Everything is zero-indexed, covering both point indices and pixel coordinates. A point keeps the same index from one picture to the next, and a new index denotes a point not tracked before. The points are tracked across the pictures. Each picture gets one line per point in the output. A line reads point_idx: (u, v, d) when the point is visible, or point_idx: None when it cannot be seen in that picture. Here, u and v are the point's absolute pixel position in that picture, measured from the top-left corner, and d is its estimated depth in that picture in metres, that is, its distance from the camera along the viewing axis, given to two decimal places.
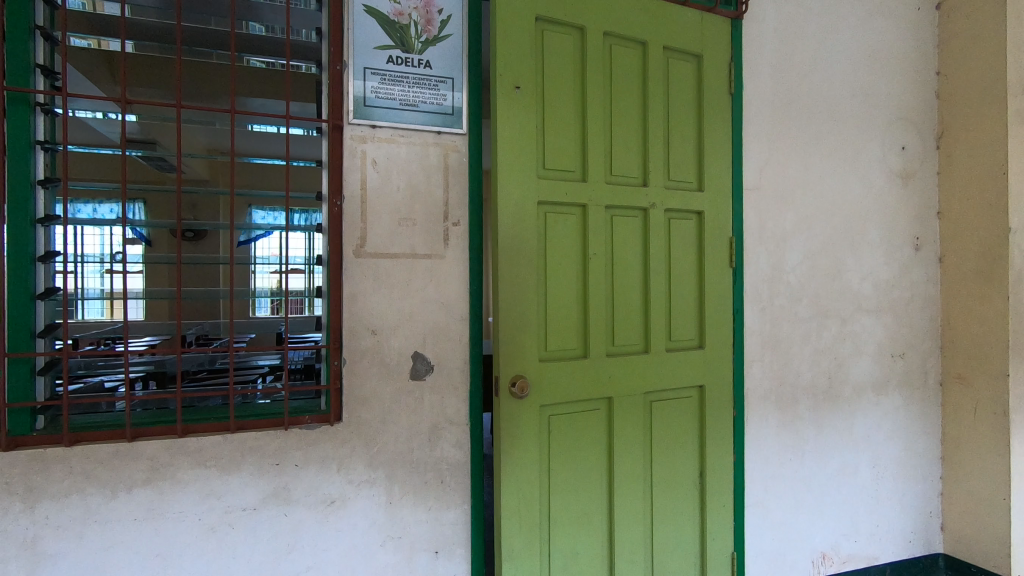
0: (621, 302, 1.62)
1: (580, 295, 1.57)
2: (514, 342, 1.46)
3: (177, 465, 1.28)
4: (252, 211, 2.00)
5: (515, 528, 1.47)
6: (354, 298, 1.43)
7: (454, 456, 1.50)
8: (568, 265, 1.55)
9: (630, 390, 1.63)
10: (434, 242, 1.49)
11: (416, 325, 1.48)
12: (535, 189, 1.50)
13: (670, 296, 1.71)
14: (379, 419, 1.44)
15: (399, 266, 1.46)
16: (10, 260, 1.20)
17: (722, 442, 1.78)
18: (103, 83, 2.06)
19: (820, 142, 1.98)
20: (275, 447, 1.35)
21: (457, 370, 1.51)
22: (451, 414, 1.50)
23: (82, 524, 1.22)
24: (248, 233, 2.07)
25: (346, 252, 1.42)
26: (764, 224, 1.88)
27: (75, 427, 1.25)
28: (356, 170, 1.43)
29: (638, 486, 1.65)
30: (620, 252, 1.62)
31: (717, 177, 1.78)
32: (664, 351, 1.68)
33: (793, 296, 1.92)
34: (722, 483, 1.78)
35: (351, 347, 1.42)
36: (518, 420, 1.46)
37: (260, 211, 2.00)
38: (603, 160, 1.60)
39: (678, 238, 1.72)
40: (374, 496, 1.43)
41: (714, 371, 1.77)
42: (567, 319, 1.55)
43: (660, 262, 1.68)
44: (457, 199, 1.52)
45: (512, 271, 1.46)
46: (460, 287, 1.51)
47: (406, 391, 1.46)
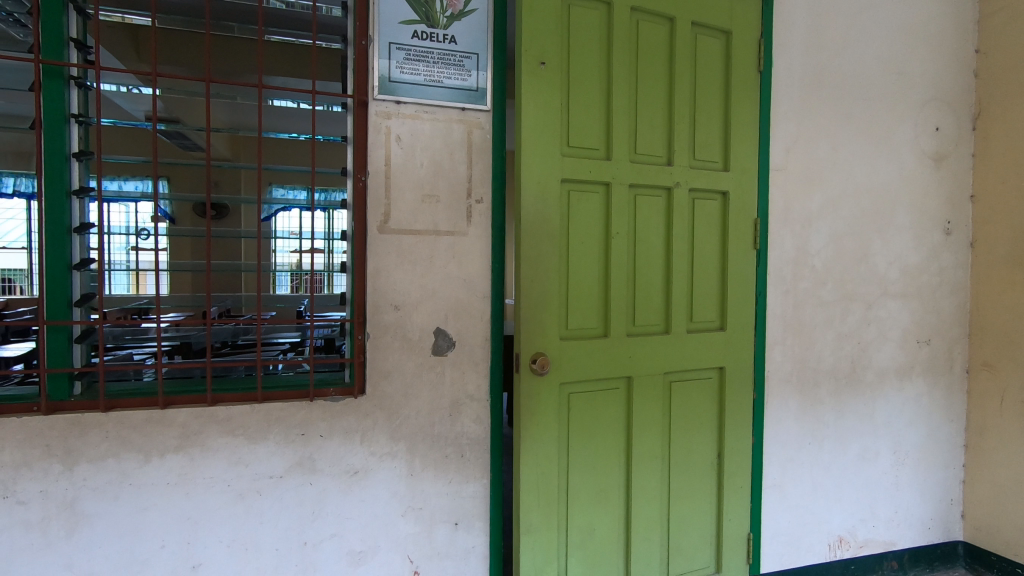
0: (643, 281, 1.62)
1: (602, 274, 1.57)
2: (535, 320, 1.47)
3: (207, 433, 1.32)
4: (273, 188, 2.01)
5: (534, 502, 1.49)
6: (377, 274, 1.44)
7: (475, 432, 1.53)
8: (590, 243, 1.54)
9: (650, 370, 1.63)
10: (457, 219, 1.50)
11: (439, 301, 1.49)
12: (558, 167, 1.49)
13: (693, 277, 1.69)
14: (401, 393, 1.46)
15: (422, 243, 1.47)
16: (47, 231, 1.24)
17: (741, 424, 1.78)
18: (128, 59, 2.08)
19: (851, 121, 1.93)
20: (301, 417, 1.38)
21: (478, 347, 1.52)
22: (471, 390, 1.52)
23: (118, 487, 1.27)
24: (269, 210, 2.09)
25: (370, 227, 1.43)
26: (789, 205, 1.85)
27: (110, 393, 1.29)
28: (380, 147, 1.44)
29: (655, 465, 1.66)
30: (643, 231, 1.61)
31: (743, 157, 1.75)
32: (684, 332, 1.68)
33: (818, 279, 1.89)
34: (740, 464, 1.78)
35: (374, 322, 1.44)
36: (539, 396, 1.48)
37: (282, 188, 2.01)
38: (628, 138, 1.59)
39: (701, 219, 1.70)
40: (396, 468, 1.46)
41: (735, 353, 1.76)
42: (589, 298, 1.55)
43: (683, 242, 1.67)
44: (480, 176, 1.51)
45: (535, 249, 1.46)
46: (482, 264, 1.52)
47: (427, 366, 1.48)
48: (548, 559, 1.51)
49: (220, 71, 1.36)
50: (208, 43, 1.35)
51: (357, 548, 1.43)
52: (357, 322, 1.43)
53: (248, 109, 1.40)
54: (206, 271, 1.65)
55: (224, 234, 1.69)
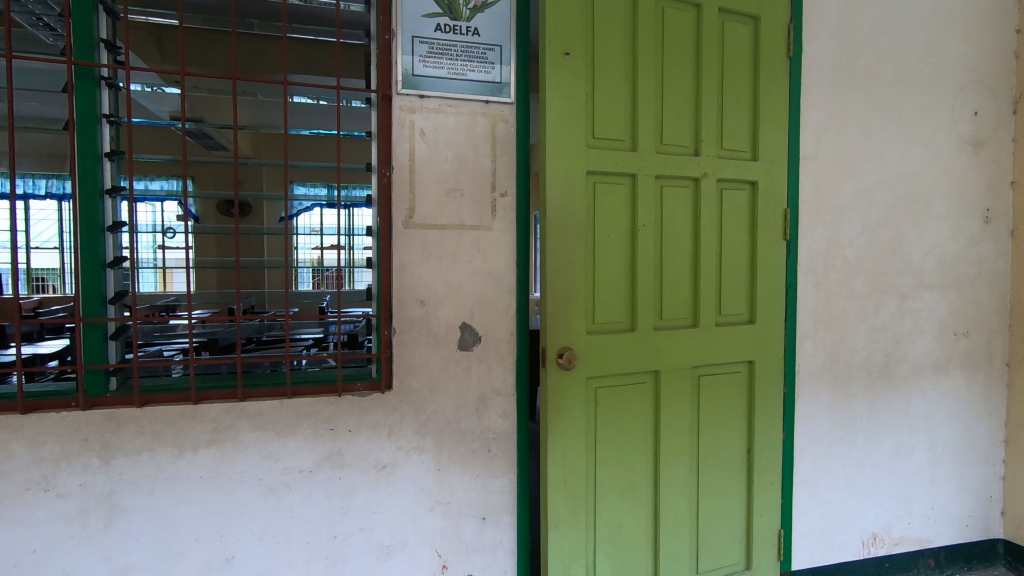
0: (670, 274, 1.59)
1: (629, 267, 1.54)
2: (562, 313, 1.46)
3: (238, 427, 1.34)
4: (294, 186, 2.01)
5: (561, 497, 1.48)
6: (403, 269, 1.44)
7: (501, 426, 1.52)
8: (617, 235, 1.52)
9: (678, 364, 1.60)
10: (483, 214, 1.49)
11: (465, 296, 1.48)
12: (584, 159, 1.47)
13: (721, 269, 1.66)
14: (428, 388, 1.46)
15: (447, 238, 1.47)
16: (81, 230, 1.26)
17: (772, 418, 1.75)
18: (151, 60, 2.10)
19: (884, 107, 1.87)
20: (329, 412, 1.39)
21: (504, 342, 1.51)
22: (498, 384, 1.51)
23: (153, 480, 1.29)
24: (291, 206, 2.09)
25: (395, 222, 1.43)
26: (821, 195, 1.80)
27: (143, 389, 1.31)
28: (405, 141, 1.43)
29: (684, 460, 1.63)
30: (670, 222, 1.58)
31: (773, 146, 1.71)
32: (713, 325, 1.65)
33: (850, 271, 1.84)
34: (770, 459, 1.75)
35: (400, 317, 1.44)
36: (565, 391, 1.46)
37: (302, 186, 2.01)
38: (654, 128, 1.56)
39: (729, 209, 1.66)
40: (424, 462, 1.46)
41: (764, 346, 1.73)
42: (615, 291, 1.53)
43: (711, 233, 1.64)
44: (505, 169, 1.50)
45: (561, 242, 1.45)
46: (507, 258, 1.51)
47: (453, 361, 1.48)
48: (576, 554, 1.51)
49: (243, 78, 1.37)
50: (236, 48, 1.37)
51: (385, 542, 1.44)
52: (383, 318, 1.43)
53: (275, 113, 1.41)
54: (233, 267, 1.66)
55: (250, 231, 1.71)
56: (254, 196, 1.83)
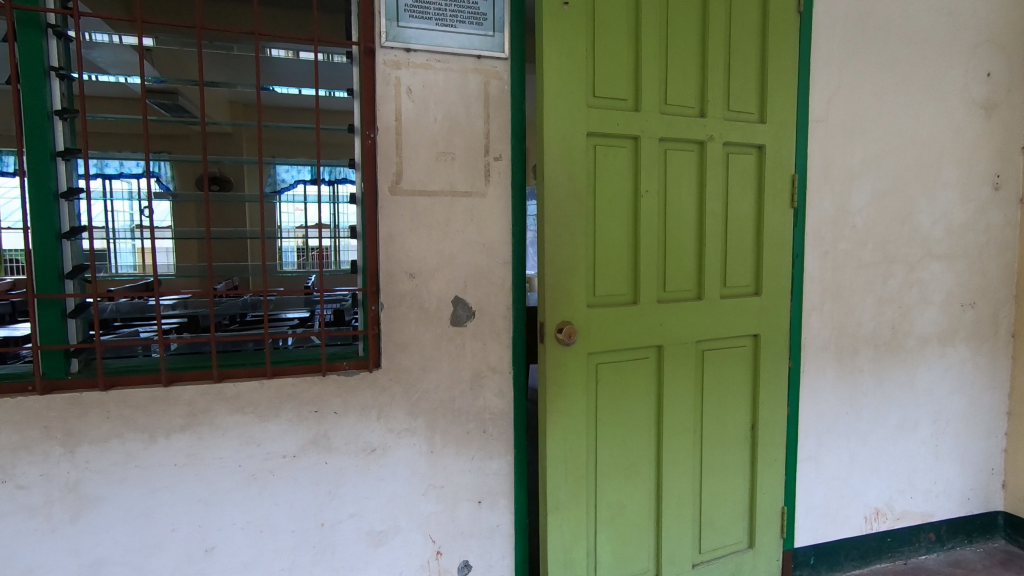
0: (675, 243, 1.50)
1: (631, 237, 1.45)
2: (562, 286, 1.37)
3: (215, 411, 1.24)
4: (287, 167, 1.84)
5: (561, 479, 1.41)
6: (391, 239, 1.34)
7: (497, 406, 1.44)
8: (618, 203, 1.43)
9: (682, 338, 1.53)
10: (475, 180, 1.38)
11: (458, 269, 1.39)
12: (584, 119, 1.37)
13: (727, 239, 1.58)
14: (419, 366, 1.37)
15: (438, 205, 1.36)
16: (32, 197, 1.14)
17: (777, 394, 1.69)
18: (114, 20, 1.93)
19: (896, 68, 1.78)
20: (314, 393, 1.30)
21: (500, 317, 1.42)
22: (493, 362, 1.43)
23: (124, 469, 1.20)
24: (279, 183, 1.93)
25: (381, 188, 1.32)
26: (830, 161, 1.72)
27: (109, 371, 1.21)
28: (390, 100, 1.32)
29: (687, 438, 1.57)
30: (675, 189, 1.49)
31: (781, 108, 1.62)
32: (718, 298, 1.57)
33: (858, 240, 1.77)
34: (775, 436, 1.70)
35: (389, 291, 1.35)
36: (565, 368, 1.38)
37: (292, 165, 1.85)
38: (658, 87, 1.46)
39: (736, 175, 1.57)
40: (416, 445, 1.38)
41: (770, 320, 1.66)
42: (617, 262, 1.44)
43: (716, 201, 1.55)
44: (499, 131, 1.39)
45: (560, 210, 1.35)
46: (503, 228, 1.41)
47: (446, 338, 1.39)
48: (577, 538, 1.44)
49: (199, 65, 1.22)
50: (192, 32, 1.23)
51: (377, 528, 1.37)
52: (370, 293, 1.33)
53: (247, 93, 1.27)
54: (213, 239, 1.55)
55: (228, 200, 1.59)
56: (235, 162, 1.70)
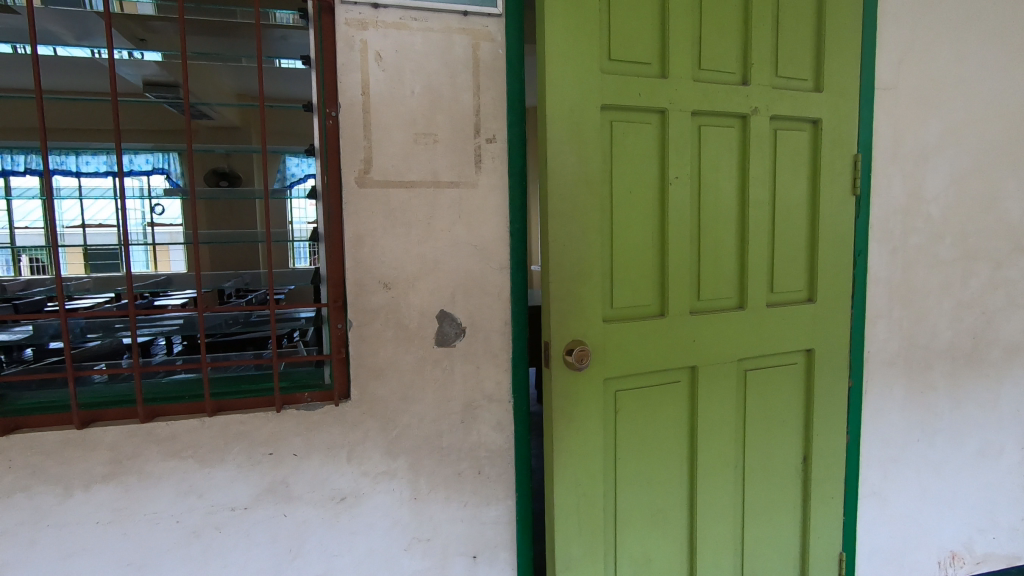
0: (711, 241, 1.23)
1: (658, 234, 1.18)
2: (571, 299, 1.10)
3: (145, 456, 1.01)
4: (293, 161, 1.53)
5: (573, 532, 1.16)
6: (360, 242, 1.09)
7: (495, 442, 1.19)
8: (641, 193, 1.15)
9: (720, 357, 1.26)
10: (464, 167, 1.12)
11: (444, 276, 1.13)
12: (597, 89, 1.09)
13: (774, 235, 1.29)
14: (399, 396, 1.13)
15: (417, 199, 1.11)
16: None
17: (834, 419, 1.41)
18: None
19: (981, 22, 1.46)
20: (268, 432, 1.06)
21: (496, 334, 1.17)
22: (489, 389, 1.17)
23: (33, 529, 0.98)
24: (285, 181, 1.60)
25: (346, 179, 1.07)
26: (899, 137, 1.41)
27: (10, 410, 0.98)
28: (356, 69, 1.06)
29: (727, 475, 1.30)
30: (711, 175, 1.21)
31: (842, 72, 1.32)
32: (764, 306, 1.29)
33: (933, 233, 1.47)
34: (831, 469, 1.42)
35: (360, 305, 1.10)
36: (577, 398, 1.12)
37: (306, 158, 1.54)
38: (690, 48, 1.17)
39: (786, 156, 1.29)
40: (396, 490, 1.14)
41: (827, 330, 1.37)
42: (640, 266, 1.17)
43: (762, 189, 1.26)
44: (492, 106, 1.13)
45: (568, 203, 1.08)
46: (498, 226, 1.15)
47: (431, 361, 1.14)
48: None
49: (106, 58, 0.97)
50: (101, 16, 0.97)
51: None
52: (333, 311, 1.09)
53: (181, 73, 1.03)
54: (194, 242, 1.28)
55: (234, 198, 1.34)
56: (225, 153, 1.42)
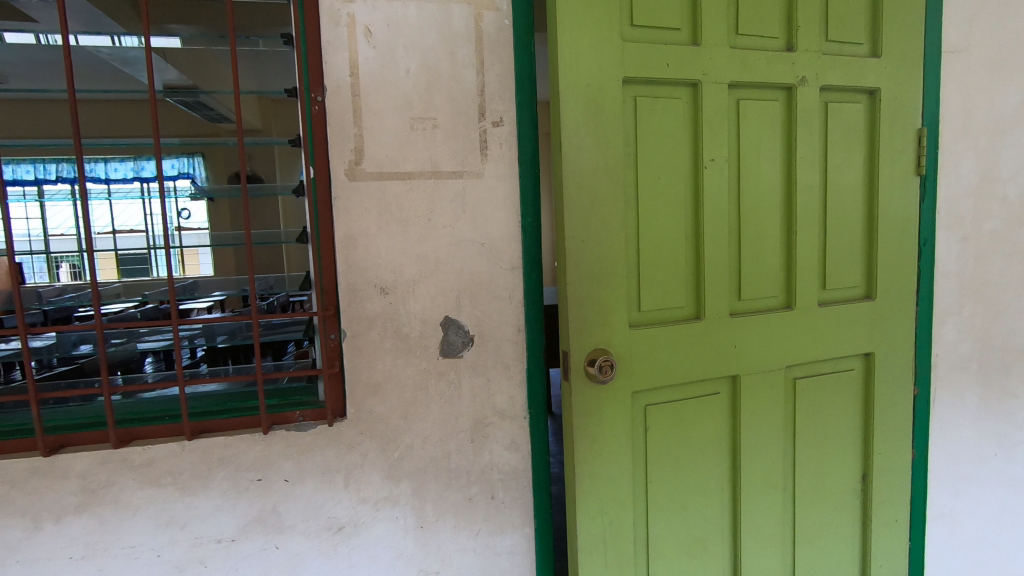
0: (753, 233, 1.07)
1: (691, 226, 1.03)
2: (593, 303, 0.96)
3: (119, 484, 0.92)
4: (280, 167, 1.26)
5: (600, 566, 1.02)
6: (352, 242, 0.97)
7: (509, 463, 1.06)
8: (671, 180, 1.00)
9: (765, 364, 1.10)
10: (468, 155, 0.99)
11: (448, 279, 1.01)
12: (618, 60, 0.95)
13: (826, 224, 1.13)
14: (400, 414, 1.01)
15: (416, 193, 0.98)
16: None
17: (897, 432, 1.23)
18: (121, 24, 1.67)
19: None
20: (254, 456, 0.96)
21: (508, 343, 1.04)
22: (501, 404, 1.04)
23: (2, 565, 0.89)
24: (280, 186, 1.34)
25: (335, 172, 0.96)
26: (970, 108, 1.23)
27: None
28: (342, 47, 0.94)
29: (775, 499, 1.14)
30: (752, 157, 1.05)
31: (903, 34, 1.14)
32: (816, 306, 1.13)
33: (1011, 218, 1.28)
34: (895, 488, 1.24)
35: (354, 313, 0.98)
36: (601, 415, 0.98)
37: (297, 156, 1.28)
38: (725, 9, 1.01)
39: (839, 133, 1.12)
40: (399, 519, 1.02)
41: (888, 331, 1.20)
42: (672, 263, 1.02)
43: (811, 171, 1.10)
44: (497, 85, 1.00)
45: (587, 193, 0.94)
46: (508, 220, 1.02)
47: (435, 374, 1.02)
48: None
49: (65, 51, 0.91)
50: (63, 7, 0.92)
51: None
52: (321, 322, 0.97)
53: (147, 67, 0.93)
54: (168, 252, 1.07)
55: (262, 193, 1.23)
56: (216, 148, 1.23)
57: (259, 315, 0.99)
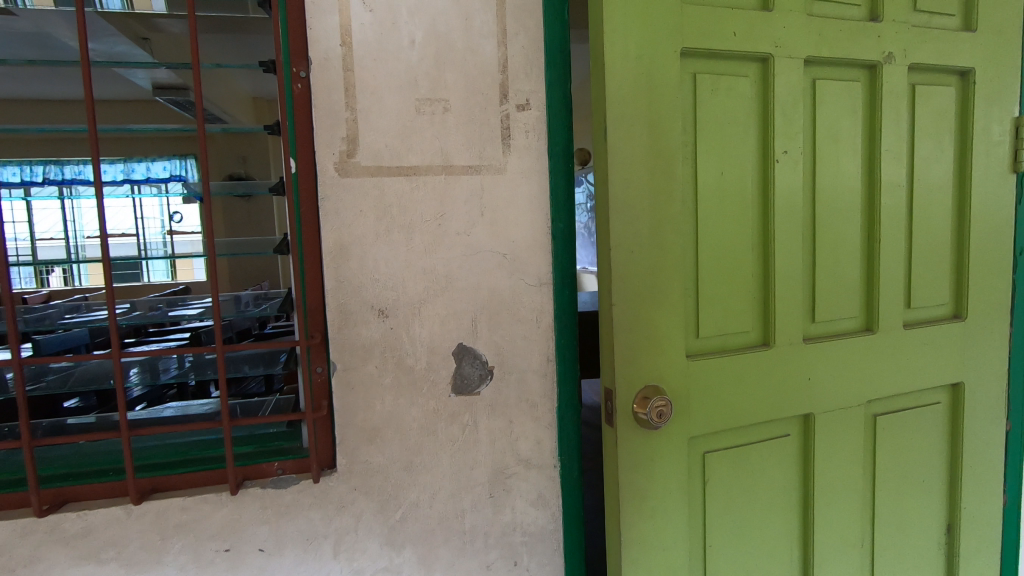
0: (830, 242, 0.88)
1: (758, 234, 0.84)
2: (642, 330, 0.77)
3: (49, 560, 0.73)
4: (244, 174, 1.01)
5: None
6: (344, 253, 0.78)
7: (535, 522, 0.87)
8: (736, 177, 0.82)
9: (843, 399, 0.91)
10: (486, 147, 0.81)
11: (462, 299, 0.82)
12: (675, 28, 0.76)
13: (911, 231, 0.94)
14: (402, 465, 0.82)
15: (422, 192, 0.79)
16: None
17: (988, 474, 1.05)
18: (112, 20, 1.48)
19: None
20: (221, 521, 0.76)
21: (535, 376, 0.85)
22: (526, 450, 0.85)
23: None
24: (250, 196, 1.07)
25: (323, 167, 0.77)
26: None
27: None
28: (331, 11, 0.75)
29: (851, 559, 0.96)
30: (830, 149, 0.87)
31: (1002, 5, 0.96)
32: (900, 328, 0.94)
33: None
34: (984, 540, 1.06)
35: (345, 341, 0.79)
36: (651, 467, 0.80)
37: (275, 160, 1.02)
38: None
39: (928, 122, 0.93)
40: None
41: (980, 357, 1.01)
42: (737, 279, 0.83)
43: (898, 167, 0.91)
44: (523, 60, 0.81)
45: (637, 193, 0.76)
46: (536, 226, 0.83)
47: (446, 415, 0.83)
48: None
49: None
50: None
51: None
52: (301, 353, 0.78)
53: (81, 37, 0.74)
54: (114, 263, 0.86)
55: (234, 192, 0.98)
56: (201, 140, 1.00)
57: (225, 344, 0.80)
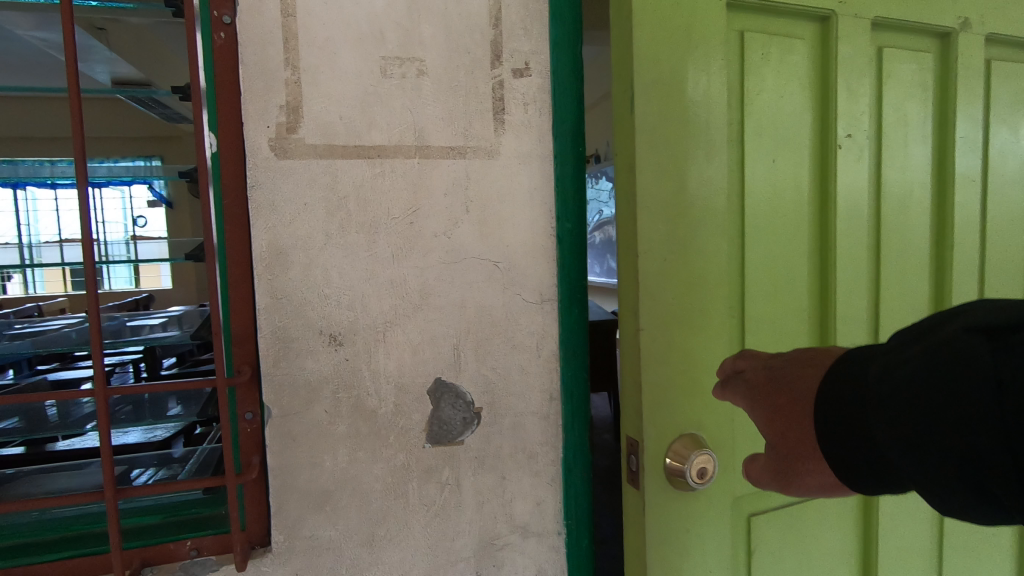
0: (898, 247, 0.72)
1: (815, 238, 0.67)
2: (678, 362, 0.59)
3: None
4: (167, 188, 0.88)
5: None
6: (283, 262, 0.58)
7: None
8: (791, 164, 0.64)
9: None
10: (473, 123, 0.62)
11: (441, 320, 0.63)
12: None
13: (986, 234, 0.78)
14: (361, 538, 0.62)
15: (388, 180, 0.60)
16: None
17: None
18: None
19: None
20: None
21: (534, 418, 0.66)
22: (523, 514, 0.67)
23: None
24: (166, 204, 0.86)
25: (254, 145, 0.57)
26: None
27: None
28: None
29: None
30: (898, 134, 0.70)
31: None
32: None
33: None
34: None
35: (283, 378, 0.59)
36: (688, 539, 0.61)
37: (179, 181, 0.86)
38: None
39: (1004, 105, 0.77)
40: None
41: None
42: (789, 294, 0.66)
43: (973, 158, 0.75)
44: (521, 13, 0.62)
45: (669, 184, 0.58)
46: (536, 227, 0.65)
47: (420, 472, 0.63)
48: None
49: None
50: None
51: None
52: (217, 398, 0.56)
53: None
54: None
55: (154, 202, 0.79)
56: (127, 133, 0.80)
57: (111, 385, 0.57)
